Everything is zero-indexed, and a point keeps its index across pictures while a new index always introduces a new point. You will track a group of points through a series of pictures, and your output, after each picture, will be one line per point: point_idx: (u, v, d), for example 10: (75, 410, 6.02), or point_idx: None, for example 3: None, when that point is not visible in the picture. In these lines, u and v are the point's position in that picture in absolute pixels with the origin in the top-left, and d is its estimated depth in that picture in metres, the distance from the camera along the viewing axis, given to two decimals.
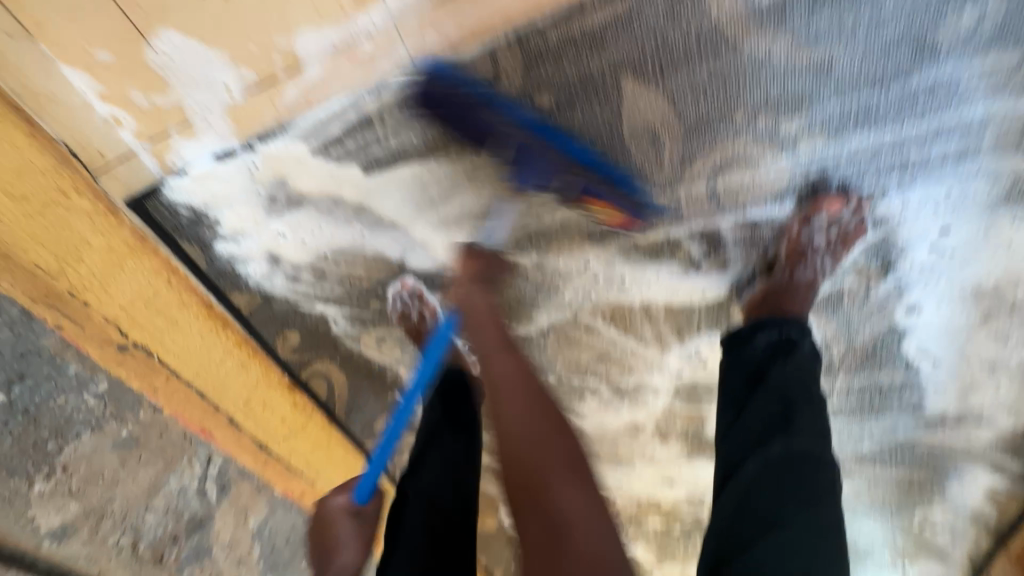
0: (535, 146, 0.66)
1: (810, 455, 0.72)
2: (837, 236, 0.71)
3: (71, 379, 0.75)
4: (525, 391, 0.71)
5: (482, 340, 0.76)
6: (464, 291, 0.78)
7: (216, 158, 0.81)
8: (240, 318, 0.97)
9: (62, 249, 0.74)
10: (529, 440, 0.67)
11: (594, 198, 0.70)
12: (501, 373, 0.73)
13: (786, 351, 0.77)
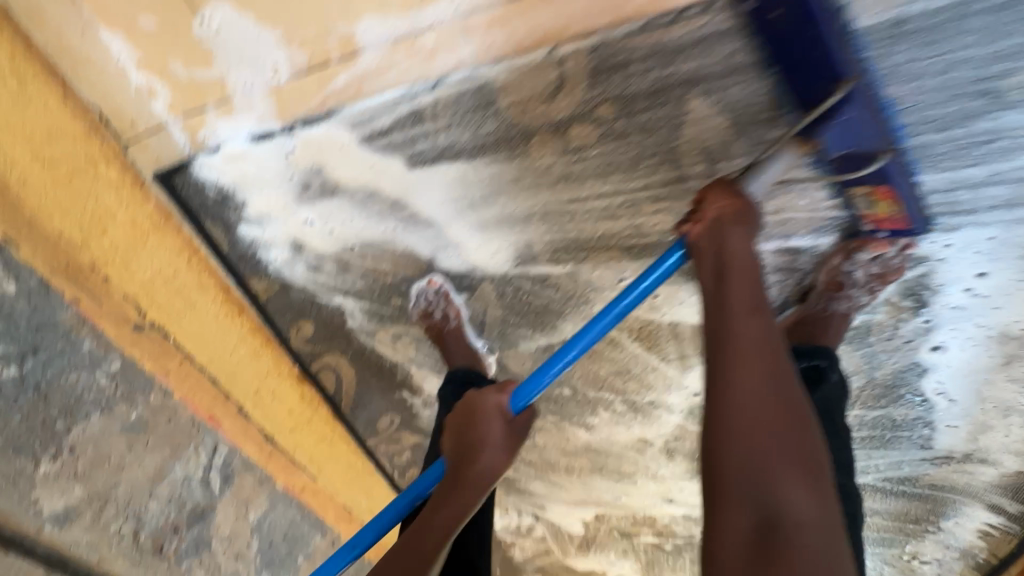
0: (875, 121, 0.60)
1: (834, 486, 0.73)
2: (878, 272, 0.73)
3: (85, 356, 0.73)
4: (774, 368, 0.52)
5: (730, 289, 0.57)
6: (738, 227, 0.60)
7: (252, 139, 0.78)
8: (256, 304, 0.94)
9: (86, 220, 0.71)
10: (762, 430, 0.50)
11: (884, 188, 0.65)
12: (736, 334, 0.54)
13: (814, 381, 0.78)
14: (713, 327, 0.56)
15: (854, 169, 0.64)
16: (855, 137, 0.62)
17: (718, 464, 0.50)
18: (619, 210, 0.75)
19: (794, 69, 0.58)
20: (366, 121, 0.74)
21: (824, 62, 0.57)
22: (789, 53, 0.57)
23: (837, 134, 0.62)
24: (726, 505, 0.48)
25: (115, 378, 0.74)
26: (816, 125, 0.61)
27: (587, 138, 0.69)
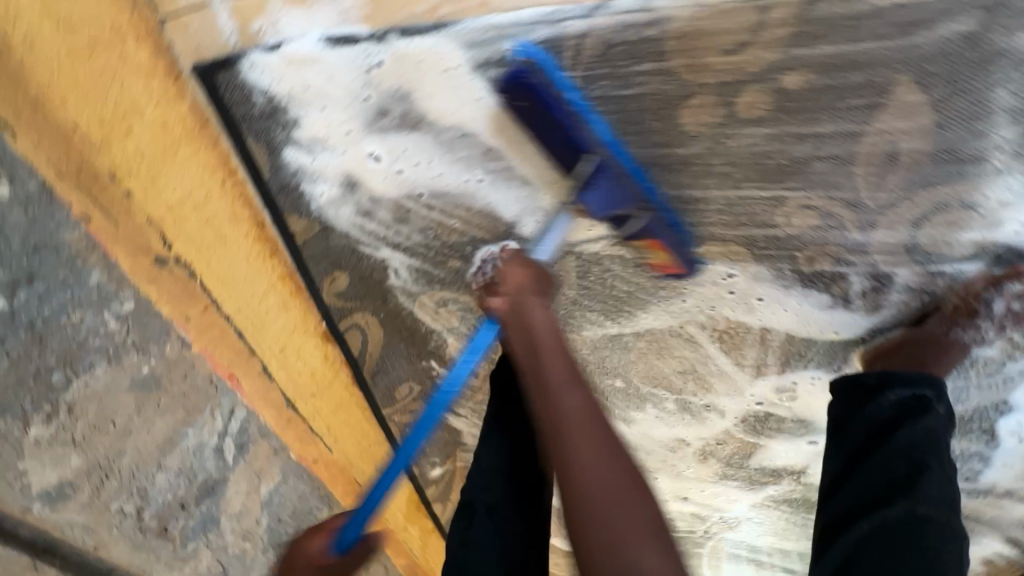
0: (625, 185, 0.67)
1: (937, 520, 0.69)
2: (1016, 308, 0.70)
3: (92, 291, 0.55)
4: (572, 434, 0.65)
5: (546, 367, 0.70)
6: (543, 310, 0.74)
7: (325, 41, 0.60)
8: (291, 247, 0.79)
9: (107, 109, 0.52)
10: (600, 494, 0.62)
11: (649, 240, 0.72)
12: (558, 409, 0.67)
13: (917, 413, 0.73)
14: (551, 406, 0.68)
15: (619, 226, 0.73)
16: (616, 203, 0.70)
17: (580, 531, 0.62)
18: (757, 198, 0.65)
19: (548, 140, 0.67)
20: (484, 46, 0.60)
21: (568, 133, 0.65)
22: (539, 125, 0.65)
23: (594, 197, 0.70)
24: (582, 551, 0.62)
25: (128, 322, 0.58)
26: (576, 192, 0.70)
27: (756, 109, 0.58)
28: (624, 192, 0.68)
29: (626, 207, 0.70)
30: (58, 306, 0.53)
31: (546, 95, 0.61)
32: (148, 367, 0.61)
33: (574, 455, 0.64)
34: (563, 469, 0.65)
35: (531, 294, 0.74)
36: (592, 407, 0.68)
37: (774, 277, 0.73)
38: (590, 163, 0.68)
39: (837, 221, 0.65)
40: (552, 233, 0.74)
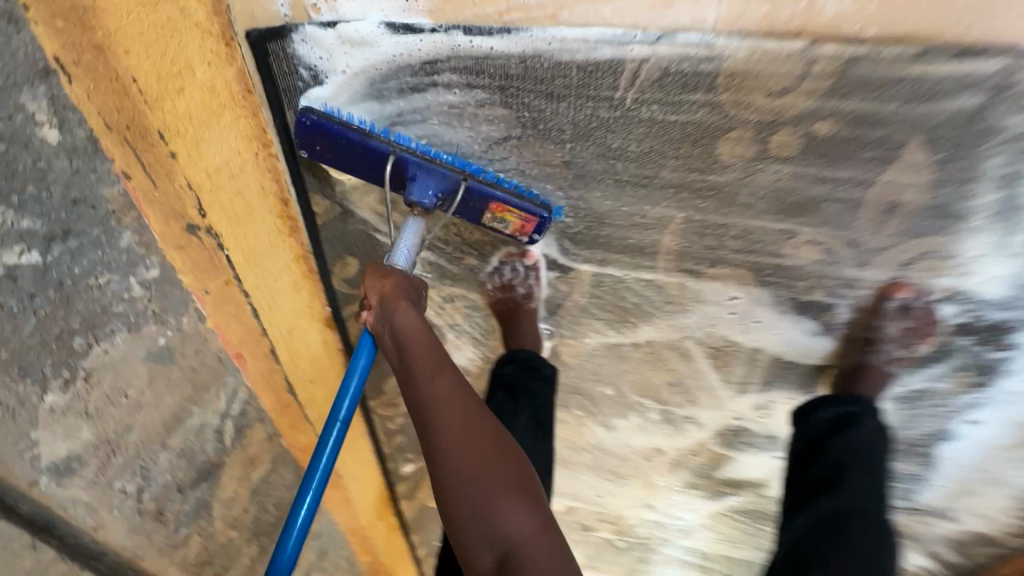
0: (436, 167, 0.70)
1: (862, 514, 0.77)
2: (910, 327, 0.77)
3: (121, 254, 0.51)
4: (446, 420, 0.62)
5: (410, 360, 0.67)
6: (409, 303, 0.69)
7: (384, 25, 0.62)
8: (311, 229, 0.77)
9: (164, 65, 0.48)
10: (463, 472, 0.59)
11: (495, 205, 0.73)
12: (427, 397, 0.64)
13: (846, 426, 0.84)
14: (414, 392, 0.65)
15: (455, 206, 0.74)
16: (438, 188, 0.72)
17: (450, 507, 0.60)
18: (772, 230, 0.71)
19: (350, 163, 0.70)
20: (547, 54, 0.61)
21: (363, 148, 0.68)
22: (344, 153, 0.68)
23: (417, 188, 0.71)
24: (454, 528, 0.59)
25: (151, 289, 0.55)
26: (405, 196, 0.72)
27: (786, 150, 0.64)
28: (440, 170, 0.70)
29: (445, 193, 0.72)
30: (89, 266, 0.48)
31: (336, 130, 0.65)
32: (163, 339, 0.57)
33: (445, 440, 0.61)
34: (428, 450, 0.62)
35: (401, 292, 0.69)
36: (459, 389, 0.64)
37: (773, 302, 0.79)
38: (396, 163, 0.69)
39: (837, 258, 0.73)
40: (408, 237, 0.73)
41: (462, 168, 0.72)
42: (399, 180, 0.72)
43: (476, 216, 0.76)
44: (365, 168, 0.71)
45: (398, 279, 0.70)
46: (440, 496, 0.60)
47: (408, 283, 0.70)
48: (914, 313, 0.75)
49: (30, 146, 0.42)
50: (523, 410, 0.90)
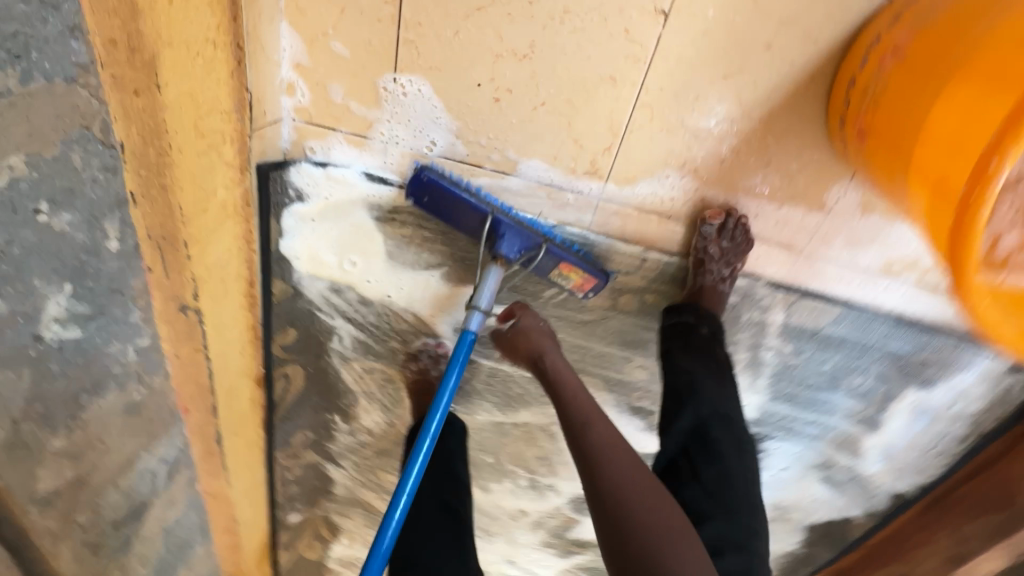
0: (524, 229, 0.81)
1: (715, 415, 0.93)
2: (728, 246, 0.83)
3: (128, 327, 0.65)
4: (625, 483, 0.76)
5: (572, 411, 0.83)
6: (545, 338, 0.89)
7: (363, 174, 0.85)
8: (265, 302, 0.94)
9: (198, 194, 0.67)
10: (644, 528, 0.72)
11: (564, 265, 0.84)
12: (607, 460, 0.77)
13: (683, 334, 0.92)
14: (585, 449, 0.79)
15: (534, 258, 0.85)
16: (520, 247, 0.84)
17: (628, 537, 0.72)
18: (617, 355, 1.01)
19: (450, 216, 0.83)
20: None
21: (465, 206, 0.80)
22: (444, 204, 0.81)
23: (505, 244, 0.83)
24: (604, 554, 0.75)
25: (139, 355, 0.68)
26: (490, 246, 0.85)
27: (628, 306, 0.95)
28: (525, 233, 0.81)
29: (528, 250, 0.84)
30: (106, 338, 0.62)
31: (444, 185, 0.79)
32: (137, 395, 0.70)
33: (631, 506, 0.74)
34: (605, 505, 0.75)
35: (545, 338, 0.89)
36: (621, 443, 0.80)
37: (615, 403, 1.09)
38: (491, 223, 0.81)
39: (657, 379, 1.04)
40: (489, 281, 0.86)
41: (542, 232, 0.83)
42: (490, 236, 0.84)
43: (546, 272, 0.87)
44: (459, 218, 0.83)
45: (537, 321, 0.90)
46: (615, 523, 0.73)
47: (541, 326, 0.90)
48: (735, 237, 0.83)
49: (97, 253, 0.57)
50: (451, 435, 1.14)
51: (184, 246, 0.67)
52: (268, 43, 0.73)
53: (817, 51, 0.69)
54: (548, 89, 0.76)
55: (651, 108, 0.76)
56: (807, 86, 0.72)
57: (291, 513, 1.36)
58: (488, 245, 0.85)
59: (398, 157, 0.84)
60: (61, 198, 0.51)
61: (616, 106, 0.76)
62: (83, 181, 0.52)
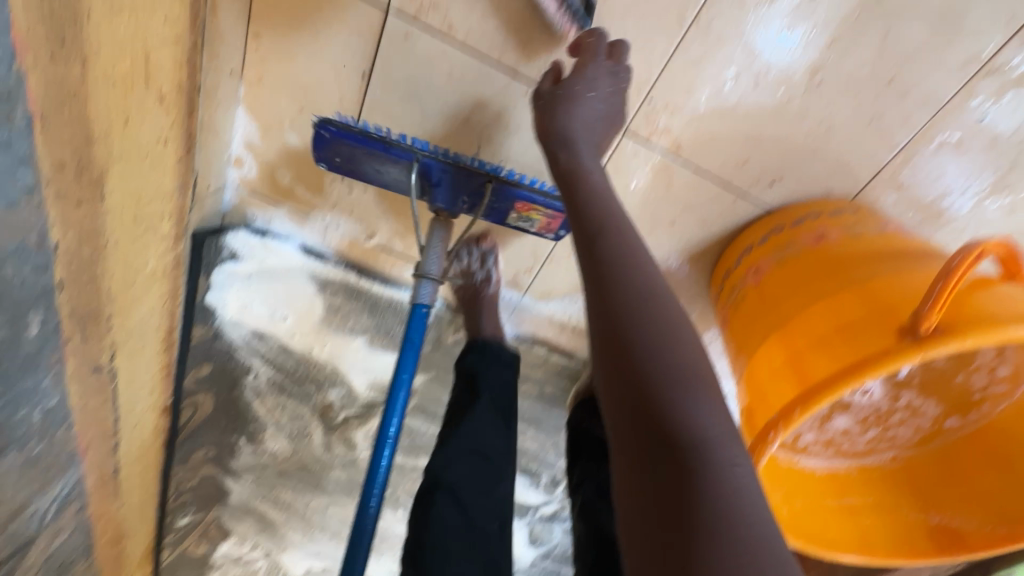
0: (460, 171, 0.69)
1: None
2: None
3: (36, 394, 0.66)
4: (650, 309, 0.49)
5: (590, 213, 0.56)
6: (594, 121, 0.62)
7: (299, 247, 0.91)
8: (183, 342, 0.95)
9: (130, 271, 0.70)
10: (672, 374, 0.45)
11: (523, 202, 0.72)
12: (627, 274, 0.51)
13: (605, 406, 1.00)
14: (600, 261, 0.52)
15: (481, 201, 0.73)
16: (460, 193, 0.73)
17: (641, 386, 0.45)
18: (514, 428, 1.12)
19: (375, 173, 0.72)
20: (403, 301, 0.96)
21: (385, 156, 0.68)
22: (363, 161, 0.70)
23: (441, 195, 0.73)
24: (621, 425, 0.45)
25: (44, 414, 0.69)
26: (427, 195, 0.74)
27: (529, 391, 1.07)
28: (462, 175, 0.70)
29: (472, 198, 0.73)
30: (12, 408, 0.63)
31: (355, 138, 0.66)
32: (37, 448, 0.71)
33: (642, 343, 0.47)
34: (617, 336, 0.48)
35: (578, 121, 0.61)
36: (634, 249, 0.53)
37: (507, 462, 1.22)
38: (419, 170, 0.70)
39: (545, 448, 1.18)
40: (436, 243, 0.74)
41: (486, 170, 0.70)
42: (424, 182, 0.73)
43: (503, 214, 0.76)
44: (382, 172, 0.72)
45: (595, 86, 0.61)
46: (621, 342, 0.47)
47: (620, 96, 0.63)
48: None
49: (16, 340, 0.58)
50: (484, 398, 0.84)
51: (107, 318, 0.70)
52: (223, 126, 0.75)
53: (710, 234, 0.82)
54: None
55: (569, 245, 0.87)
56: (697, 257, 0.85)
57: (180, 519, 1.35)
58: (423, 194, 0.74)
59: (337, 238, 0.90)
60: None
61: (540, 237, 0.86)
62: (12, 285, 0.54)
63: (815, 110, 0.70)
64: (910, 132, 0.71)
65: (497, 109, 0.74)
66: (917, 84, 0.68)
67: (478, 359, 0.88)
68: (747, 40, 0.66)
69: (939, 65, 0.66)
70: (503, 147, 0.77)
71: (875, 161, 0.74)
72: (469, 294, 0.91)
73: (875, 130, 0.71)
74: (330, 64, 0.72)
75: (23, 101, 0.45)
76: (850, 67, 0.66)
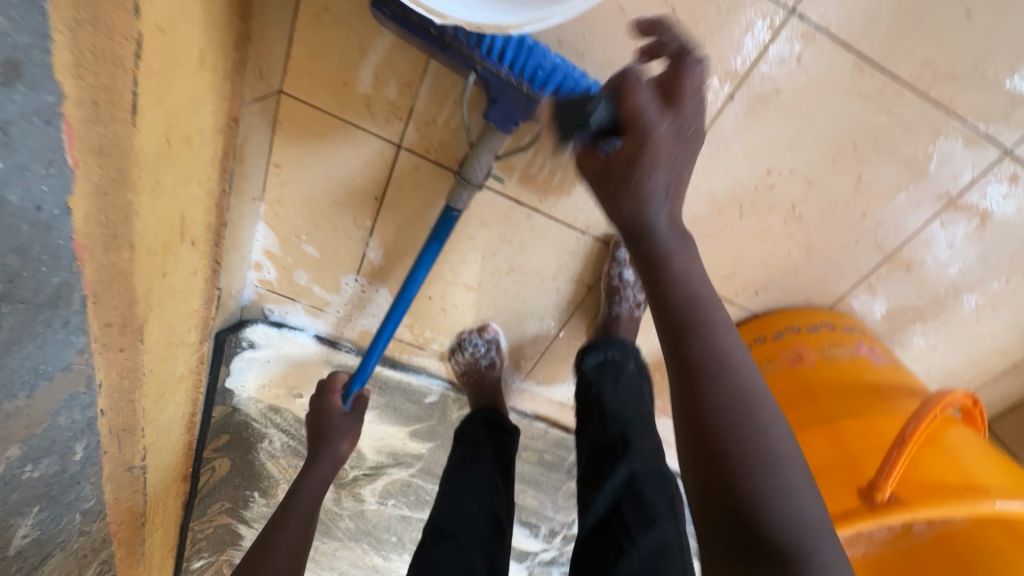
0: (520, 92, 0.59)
1: (651, 473, 0.69)
2: None
3: (79, 503, 0.71)
4: (746, 428, 0.41)
5: (668, 307, 0.45)
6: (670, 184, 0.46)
7: (313, 336, 0.98)
8: (204, 422, 0.99)
9: (161, 383, 0.75)
10: (781, 514, 0.39)
11: None
12: (712, 385, 0.43)
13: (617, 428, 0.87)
14: (684, 363, 0.44)
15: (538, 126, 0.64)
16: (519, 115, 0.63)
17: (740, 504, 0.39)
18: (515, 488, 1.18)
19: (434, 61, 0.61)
20: (413, 383, 1.01)
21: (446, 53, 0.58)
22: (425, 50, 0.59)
23: (498, 113, 0.62)
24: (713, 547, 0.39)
25: (84, 516, 0.74)
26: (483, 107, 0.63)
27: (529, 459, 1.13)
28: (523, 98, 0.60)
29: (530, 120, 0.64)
30: (58, 521, 0.68)
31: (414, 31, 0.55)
32: (76, 544, 0.77)
33: (748, 481, 0.39)
34: (718, 475, 0.40)
35: (655, 199, 0.46)
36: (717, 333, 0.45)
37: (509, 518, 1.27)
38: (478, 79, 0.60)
39: (544, 506, 1.23)
40: (483, 154, 0.65)
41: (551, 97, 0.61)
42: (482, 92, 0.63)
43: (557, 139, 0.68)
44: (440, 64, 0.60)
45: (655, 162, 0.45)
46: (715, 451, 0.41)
47: (696, 126, 0.46)
48: None
49: (64, 467, 0.63)
50: (486, 457, 0.86)
51: (140, 426, 0.75)
52: (244, 239, 0.80)
53: None
54: (487, 311, 0.90)
55: (569, 337, 0.93)
56: None
57: (195, 563, 1.38)
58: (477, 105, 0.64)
59: (349, 329, 0.96)
60: (44, 448, 0.58)
61: (540, 329, 0.92)
62: (62, 428, 0.59)
63: (796, 236, 0.76)
64: (882, 255, 0.77)
65: (501, 228, 0.79)
66: (888, 217, 0.73)
67: (479, 426, 0.91)
68: (734, 179, 0.71)
69: (908, 201, 0.72)
70: (506, 259, 0.83)
71: (852, 278, 0.79)
72: (474, 379, 0.95)
73: (851, 252, 0.77)
74: (344, 188, 0.77)
75: (79, 287, 0.50)
76: (826, 202, 0.72)
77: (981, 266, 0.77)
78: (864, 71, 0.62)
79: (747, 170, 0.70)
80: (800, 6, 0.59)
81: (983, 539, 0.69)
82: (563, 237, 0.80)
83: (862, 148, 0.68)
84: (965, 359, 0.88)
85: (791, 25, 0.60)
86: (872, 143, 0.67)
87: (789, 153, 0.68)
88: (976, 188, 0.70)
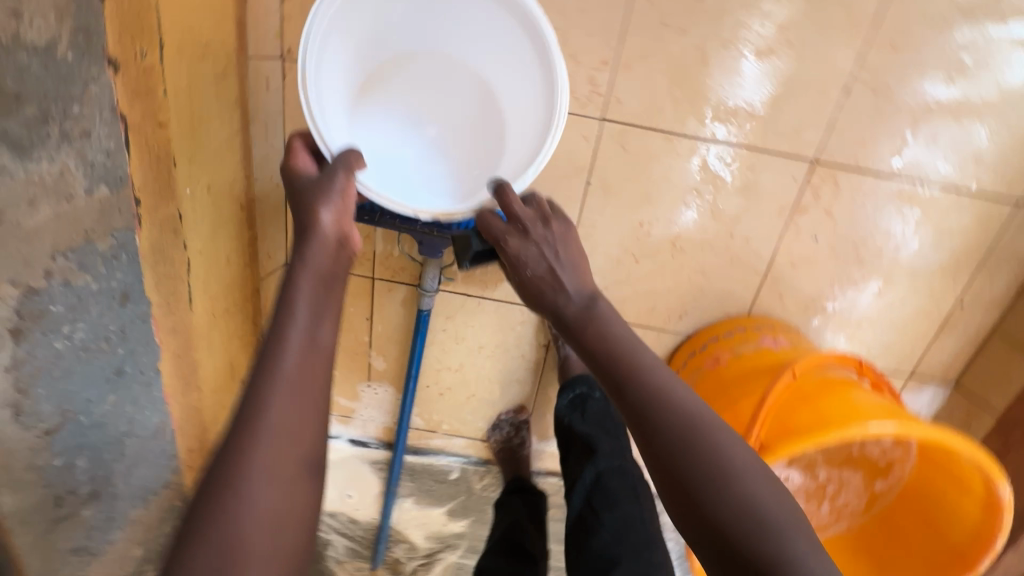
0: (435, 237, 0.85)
1: (615, 470, 0.82)
2: None
3: None
4: (700, 454, 0.49)
5: (601, 370, 0.54)
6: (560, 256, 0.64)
7: (349, 441, 1.19)
8: None
9: None
10: (741, 508, 0.47)
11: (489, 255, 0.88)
12: (659, 421, 0.50)
13: None
14: (630, 406, 0.52)
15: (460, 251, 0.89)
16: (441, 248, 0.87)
17: (710, 510, 0.47)
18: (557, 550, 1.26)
19: None
20: (436, 463, 1.19)
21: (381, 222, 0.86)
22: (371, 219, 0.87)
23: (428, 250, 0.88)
24: (697, 542, 0.48)
25: None
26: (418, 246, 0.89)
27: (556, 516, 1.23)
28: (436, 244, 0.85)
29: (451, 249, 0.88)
30: None
31: None
32: None
33: (707, 488, 0.47)
34: (681, 488, 0.48)
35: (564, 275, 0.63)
36: (648, 369, 0.53)
37: None
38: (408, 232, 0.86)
39: None
40: (428, 276, 0.92)
41: None
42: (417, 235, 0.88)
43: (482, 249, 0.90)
44: None
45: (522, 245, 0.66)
46: (679, 467, 0.48)
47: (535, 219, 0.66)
48: None
49: None
50: (520, 504, 1.02)
51: None
52: None
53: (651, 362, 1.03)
54: (475, 386, 1.10)
55: (547, 393, 1.10)
56: None
57: None
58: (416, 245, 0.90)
59: (374, 427, 1.17)
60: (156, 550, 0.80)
61: (522, 392, 1.10)
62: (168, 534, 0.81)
63: (688, 263, 0.94)
64: (767, 259, 0.92)
65: (463, 317, 1.02)
66: (753, 230, 0.90)
67: (507, 494, 1.05)
68: (618, 235, 0.92)
69: (762, 215, 0.89)
70: (475, 340, 1.04)
71: (752, 284, 0.95)
72: (507, 455, 1.12)
73: (739, 264, 0.93)
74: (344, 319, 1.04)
75: (169, 423, 0.75)
76: (697, 232, 0.91)
77: (853, 248, 0.91)
78: (673, 139, 0.85)
79: (624, 227, 0.92)
80: (606, 115, 0.83)
81: (933, 486, 0.73)
82: (511, 313, 1.01)
83: (703, 189, 0.88)
84: (892, 326, 0.98)
85: (606, 127, 0.84)
86: (709, 184, 0.88)
87: (650, 206, 0.90)
88: (809, 192, 0.87)
